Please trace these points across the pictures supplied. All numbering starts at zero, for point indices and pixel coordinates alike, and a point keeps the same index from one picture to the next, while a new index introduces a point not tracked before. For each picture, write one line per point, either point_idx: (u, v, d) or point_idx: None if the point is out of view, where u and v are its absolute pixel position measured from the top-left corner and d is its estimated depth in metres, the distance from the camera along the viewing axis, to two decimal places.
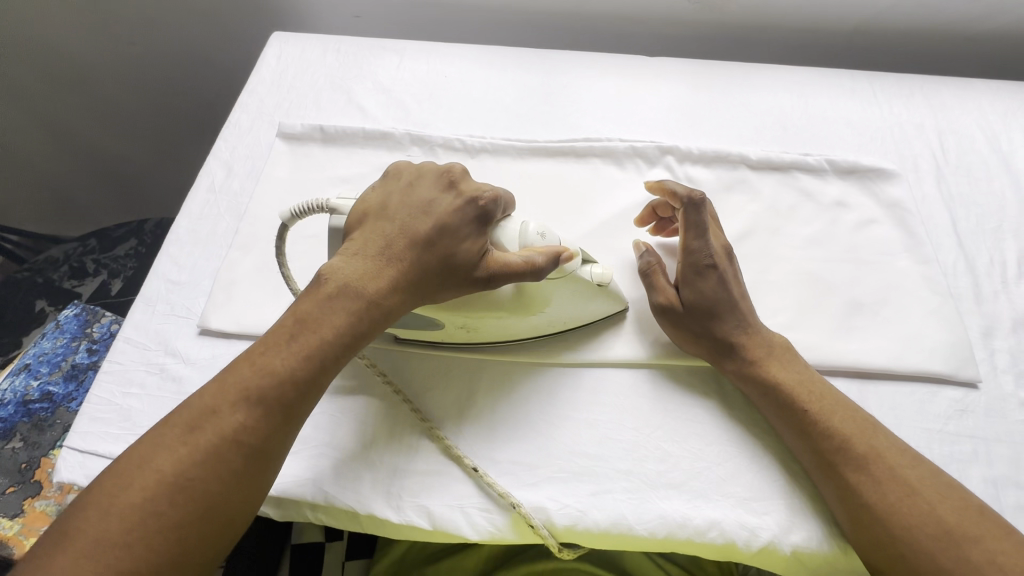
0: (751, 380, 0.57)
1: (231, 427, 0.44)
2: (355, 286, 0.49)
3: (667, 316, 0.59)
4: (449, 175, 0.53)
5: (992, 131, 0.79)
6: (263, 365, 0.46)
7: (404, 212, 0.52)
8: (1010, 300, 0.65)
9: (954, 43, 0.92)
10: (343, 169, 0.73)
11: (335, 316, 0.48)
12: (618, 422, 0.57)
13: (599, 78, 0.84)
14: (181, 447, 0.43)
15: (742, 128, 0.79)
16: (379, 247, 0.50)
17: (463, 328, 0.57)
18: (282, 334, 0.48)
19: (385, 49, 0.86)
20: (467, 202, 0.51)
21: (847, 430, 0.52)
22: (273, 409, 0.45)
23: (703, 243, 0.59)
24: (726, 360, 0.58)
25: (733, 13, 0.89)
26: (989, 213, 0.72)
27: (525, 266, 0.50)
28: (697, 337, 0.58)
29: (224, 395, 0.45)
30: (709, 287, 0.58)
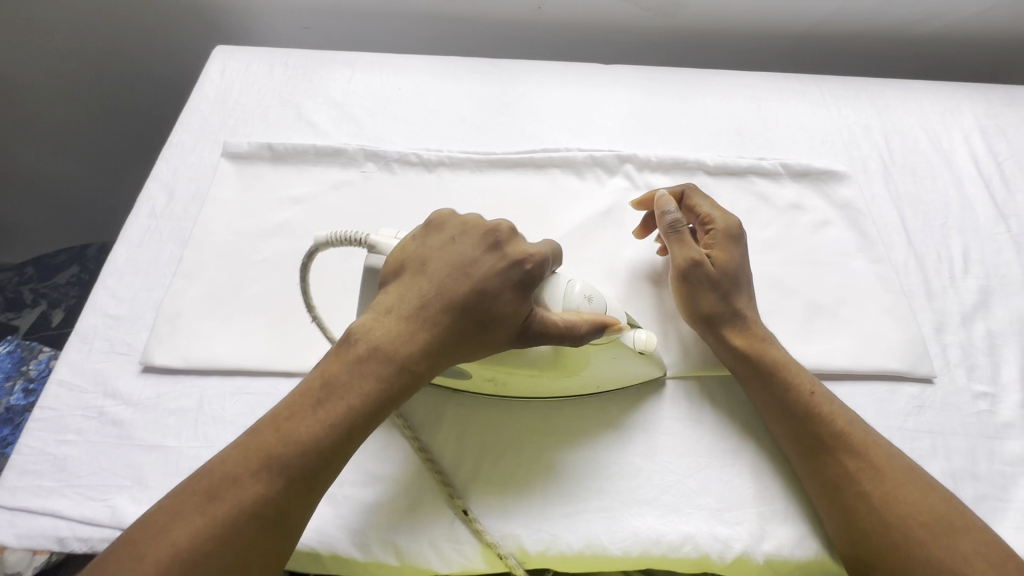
0: (756, 356, 0.56)
1: (250, 500, 0.41)
2: (385, 349, 0.46)
3: (691, 272, 0.58)
4: (495, 233, 0.48)
5: (934, 129, 0.81)
6: (288, 436, 0.43)
7: (444, 271, 0.47)
8: (958, 294, 0.66)
9: (896, 46, 0.94)
10: (292, 187, 0.70)
11: (363, 384, 0.45)
12: (587, 440, 0.55)
13: (555, 87, 0.83)
14: (198, 517, 0.40)
15: (699, 134, 0.79)
16: (413, 306, 0.46)
17: (490, 381, 0.54)
18: (310, 397, 0.45)
19: (335, 63, 0.83)
20: (513, 263, 0.47)
21: (843, 419, 0.53)
22: (293, 484, 0.42)
23: (727, 216, 0.62)
24: (734, 337, 0.57)
25: (684, 19, 0.90)
26: (935, 210, 0.73)
27: (566, 330, 0.48)
28: (716, 304, 0.58)
29: (246, 465, 0.42)
30: (733, 255, 0.60)
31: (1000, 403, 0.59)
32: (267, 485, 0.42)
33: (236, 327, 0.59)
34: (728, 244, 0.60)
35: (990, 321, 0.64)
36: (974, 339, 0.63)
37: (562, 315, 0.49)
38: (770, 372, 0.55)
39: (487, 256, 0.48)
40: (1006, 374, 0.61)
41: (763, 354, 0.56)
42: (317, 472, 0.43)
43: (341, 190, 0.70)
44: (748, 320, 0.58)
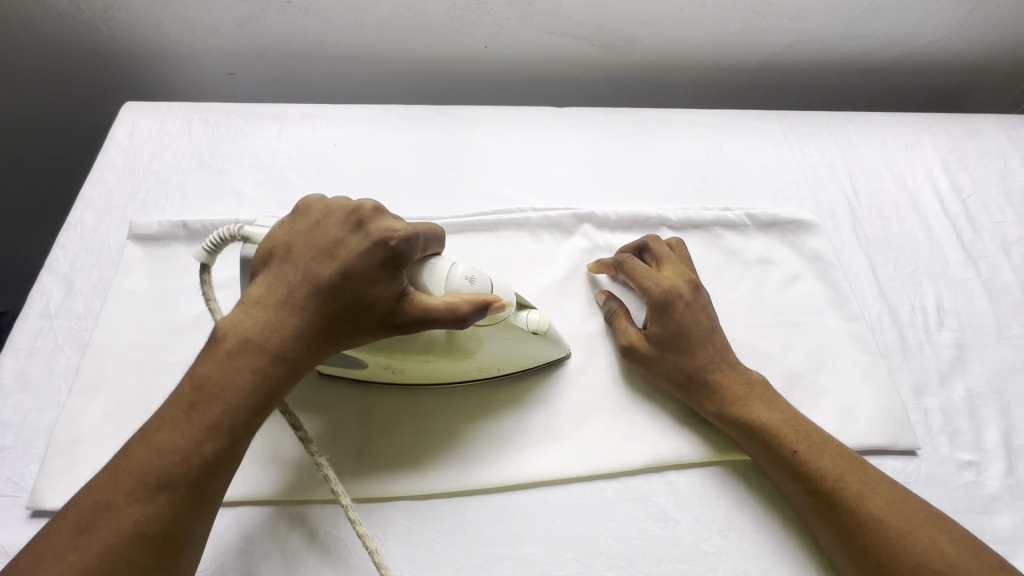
0: (739, 424, 0.53)
1: (127, 525, 0.36)
2: (262, 348, 0.42)
3: (639, 359, 0.57)
4: (358, 212, 0.45)
5: (898, 165, 0.79)
6: (162, 448, 0.38)
7: (310, 253, 0.44)
8: (935, 351, 0.63)
9: (855, 75, 0.92)
10: (213, 270, 0.62)
11: (241, 383, 0.41)
12: (555, 555, 0.49)
13: (506, 135, 0.77)
14: (70, 555, 0.35)
15: (660, 182, 0.74)
16: (284, 296, 0.43)
17: (387, 369, 0.53)
18: (181, 406, 0.40)
19: (263, 117, 0.75)
20: (376, 243, 0.44)
21: (855, 476, 0.49)
22: (178, 497, 0.38)
23: (657, 279, 0.59)
24: (708, 405, 0.55)
25: (639, 54, 0.85)
26: (906, 256, 0.70)
27: (447, 313, 0.44)
28: (670, 376, 0.56)
29: (116, 487, 0.37)
30: (674, 317, 0.57)
31: (985, 472, 0.56)
32: (143, 504, 0.37)
33: None
34: (671, 307, 0.57)
35: (968, 379, 0.61)
36: (954, 401, 0.60)
37: (443, 298, 0.45)
38: (765, 438, 0.52)
39: (351, 237, 0.44)
40: (989, 439, 0.58)
41: (742, 421, 0.53)
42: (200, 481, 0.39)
43: None
44: (716, 375, 0.55)
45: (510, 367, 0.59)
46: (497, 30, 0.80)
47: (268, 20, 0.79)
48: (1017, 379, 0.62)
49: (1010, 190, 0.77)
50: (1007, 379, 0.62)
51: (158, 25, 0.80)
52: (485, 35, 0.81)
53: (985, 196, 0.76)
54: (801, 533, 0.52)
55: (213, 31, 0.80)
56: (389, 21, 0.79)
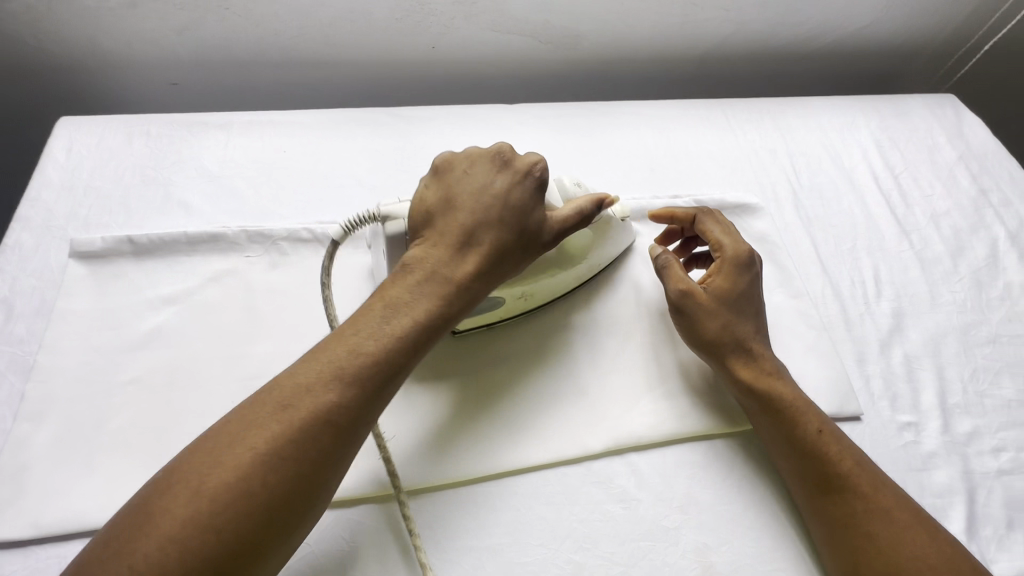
0: (757, 389, 0.55)
1: (324, 406, 0.41)
2: (433, 264, 0.48)
3: (688, 306, 0.58)
4: (503, 154, 0.53)
5: (836, 147, 0.83)
6: (357, 348, 0.43)
7: (472, 193, 0.51)
8: (874, 321, 0.66)
9: (794, 62, 0.95)
10: (163, 284, 0.60)
11: (413, 293, 0.47)
12: (522, 543, 0.51)
13: (457, 134, 0.78)
14: (274, 426, 0.40)
15: (612, 174, 0.76)
16: (453, 228, 0.50)
17: (520, 298, 0.60)
18: (370, 316, 0.45)
19: (208, 127, 0.74)
20: (526, 177, 0.52)
21: (846, 456, 0.52)
22: (368, 392, 0.43)
23: (732, 241, 0.61)
24: (738, 369, 0.56)
25: (586, 49, 0.87)
26: (845, 232, 0.74)
27: (578, 216, 0.54)
28: (721, 327, 0.57)
29: (317, 374, 0.42)
30: (738, 284, 0.59)
31: (923, 432, 0.59)
32: (342, 392, 0.41)
33: (102, 473, 0.50)
34: (738, 274, 0.59)
35: (905, 345, 0.65)
36: (894, 366, 0.63)
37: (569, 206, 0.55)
38: (777, 410, 0.54)
39: (501, 175, 0.52)
40: (926, 400, 0.61)
41: (766, 388, 0.55)
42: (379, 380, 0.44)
43: (222, 282, 0.61)
44: (752, 347, 0.57)
45: (499, 360, 0.60)
46: (443, 30, 0.81)
47: (208, 27, 0.77)
48: (950, 342, 0.66)
49: (937, 166, 0.82)
50: (941, 343, 0.65)
51: (91, 36, 0.77)
52: (432, 36, 0.82)
53: (915, 173, 0.81)
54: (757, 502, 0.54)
55: (151, 41, 0.78)
56: (334, 25, 0.79)
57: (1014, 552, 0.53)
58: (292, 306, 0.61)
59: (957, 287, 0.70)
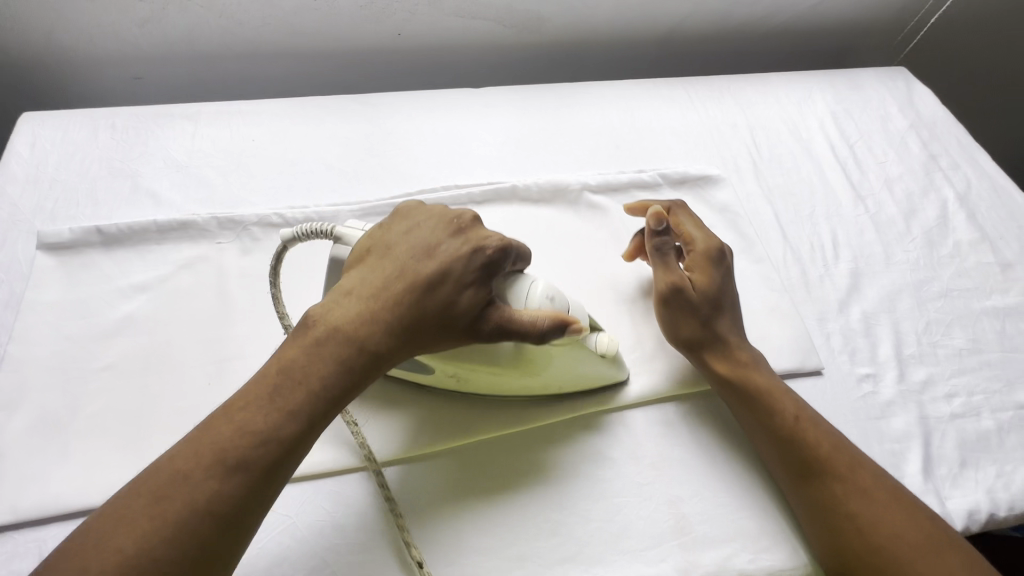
0: (731, 381, 0.56)
1: (201, 499, 0.38)
2: (346, 330, 0.45)
3: (671, 300, 0.58)
4: (460, 222, 0.49)
5: (793, 119, 0.86)
6: (247, 426, 0.41)
7: (407, 256, 0.47)
8: (833, 281, 0.69)
9: (752, 41, 0.98)
10: (134, 273, 0.61)
11: (316, 374, 0.43)
12: (500, 505, 0.52)
13: (425, 118, 0.79)
14: (145, 520, 0.37)
15: (579, 152, 0.78)
16: (376, 289, 0.46)
17: (453, 377, 0.53)
18: (267, 388, 0.42)
19: (174, 118, 0.74)
20: (474, 251, 0.47)
21: (823, 440, 0.53)
22: (252, 474, 0.40)
23: (709, 236, 0.63)
24: (713, 362, 0.57)
25: (550, 32, 0.89)
26: (804, 200, 0.77)
27: (529, 326, 0.47)
28: (701, 323, 0.58)
29: (197, 459, 0.39)
30: (717, 280, 0.60)
31: (881, 382, 0.62)
32: (223, 479, 0.39)
33: (80, 457, 0.50)
34: (711, 268, 0.60)
35: (863, 303, 0.68)
36: (852, 323, 0.66)
37: (525, 313, 0.47)
38: (753, 398, 0.55)
39: (449, 241, 0.48)
40: (883, 353, 0.64)
41: (739, 379, 0.56)
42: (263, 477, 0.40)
43: (194, 268, 0.62)
44: (730, 344, 0.58)
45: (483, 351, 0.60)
46: (408, 16, 0.82)
47: (170, 19, 0.77)
48: (905, 298, 0.69)
49: (889, 135, 0.85)
50: (896, 299, 0.69)
51: (49, 31, 0.76)
52: (397, 22, 0.82)
53: (868, 142, 0.84)
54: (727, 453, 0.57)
55: (111, 34, 0.77)
56: (298, 13, 0.79)
57: (967, 488, 0.56)
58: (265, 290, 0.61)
59: (910, 247, 0.73)
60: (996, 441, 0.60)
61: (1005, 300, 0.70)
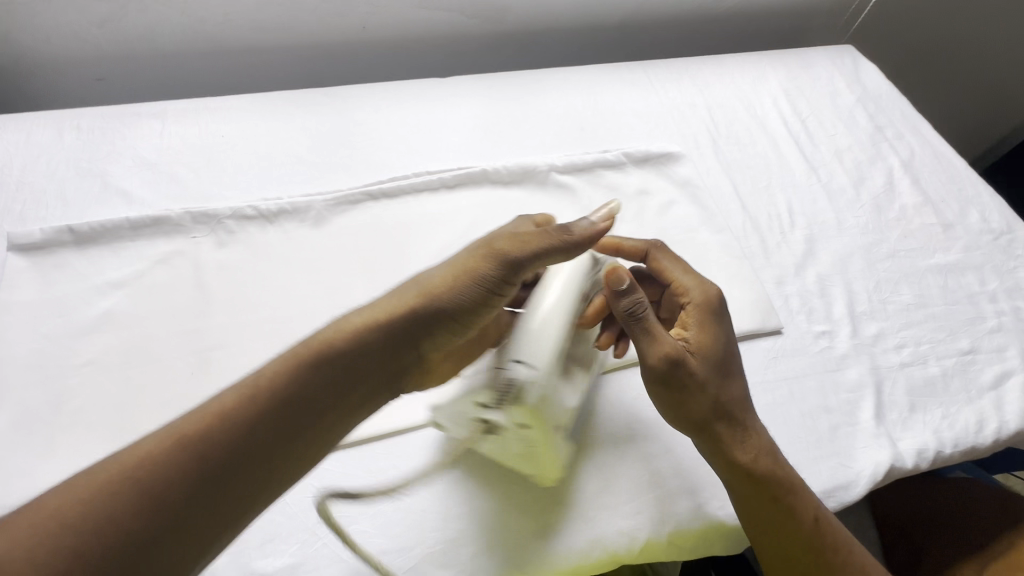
0: (748, 468, 0.50)
1: (171, 442, 0.36)
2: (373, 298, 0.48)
3: (673, 375, 0.51)
4: None
5: (748, 97, 0.90)
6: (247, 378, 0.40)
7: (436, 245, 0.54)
8: (790, 248, 0.73)
9: (708, 25, 1.02)
10: (109, 270, 0.61)
11: (336, 327, 0.45)
12: (484, 470, 0.54)
13: (393, 108, 0.80)
14: (99, 470, 0.34)
15: (545, 135, 0.80)
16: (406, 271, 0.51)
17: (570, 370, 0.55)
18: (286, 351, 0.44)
19: (141, 117, 0.74)
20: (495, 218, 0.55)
21: (842, 545, 0.49)
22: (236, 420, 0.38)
23: (699, 281, 0.57)
24: (729, 446, 0.51)
25: (512, 21, 0.91)
26: (761, 173, 0.80)
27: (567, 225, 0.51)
28: (705, 393, 0.51)
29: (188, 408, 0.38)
30: (719, 340, 0.54)
31: (836, 337, 0.67)
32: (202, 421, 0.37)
33: (67, 450, 0.51)
34: (710, 325, 0.55)
35: (818, 266, 0.72)
36: (808, 285, 0.70)
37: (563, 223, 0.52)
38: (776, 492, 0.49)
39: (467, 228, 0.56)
40: (837, 311, 0.69)
41: (763, 465, 0.50)
42: (250, 428, 0.38)
43: (170, 263, 0.62)
44: (744, 424, 0.51)
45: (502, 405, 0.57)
46: (372, 9, 0.83)
47: (131, 18, 0.77)
48: (856, 260, 0.73)
49: (839, 109, 0.90)
50: (849, 261, 0.73)
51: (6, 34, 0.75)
52: (361, 16, 0.84)
53: (819, 116, 0.89)
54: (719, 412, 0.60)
55: (70, 33, 0.77)
56: (260, 9, 0.79)
57: (916, 429, 0.61)
58: (243, 280, 0.62)
59: (860, 212, 0.78)
60: (941, 385, 0.64)
61: (947, 257, 0.75)
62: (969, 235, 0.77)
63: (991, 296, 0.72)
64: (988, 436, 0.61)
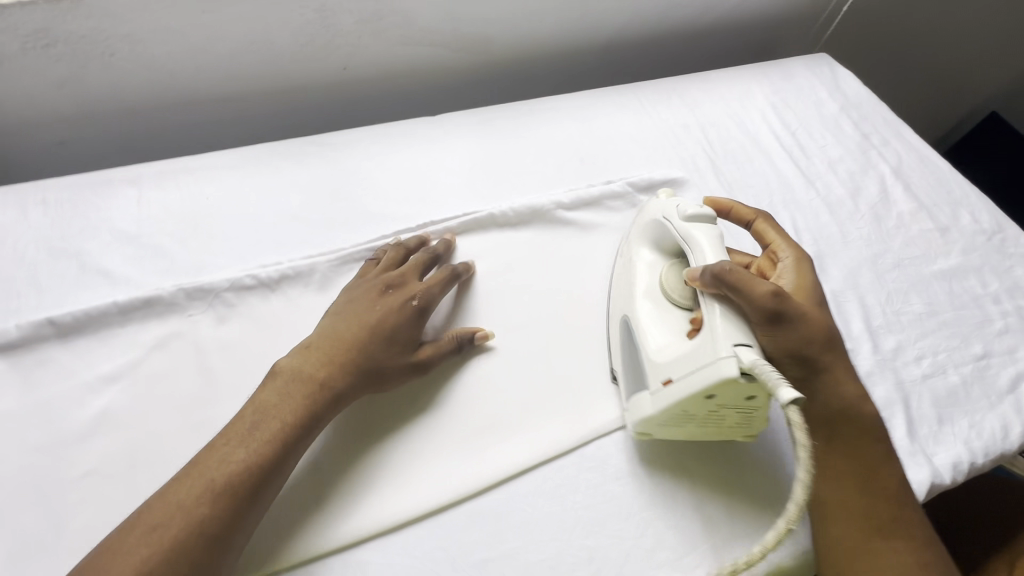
0: (846, 408, 0.53)
1: (196, 522, 0.43)
2: (306, 374, 0.53)
3: (798, 312, 0.51)
4: (390, 279, 0.60)
5: (738, 113, 0.90)
6: (232, 457, 0.47)
7: (361, 309, 0.58)
8: None
9: (688, 41, 1.02)
10: (99, 363, 0.55)
11: (287, 407, 0.50)
12: (536, 541, 0.52)
13: (385, 152, 0.77)
14: (144, 548, 0.41)
15: (546, 170, 0.78)
16: (331, 345, 0.55)
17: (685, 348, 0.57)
18: (244, 428, 0.49)
19: (114, 184, 0.68)
20: (406, 303, 0.58)
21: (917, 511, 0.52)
22: (240, 496, 0.45)
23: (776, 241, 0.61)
24: (834, 380, 0.53)
25: (496, 51, 0.89)
26: (762, 191, 0.81)
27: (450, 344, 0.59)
28: (815, 327, 0.53)
29: (192, 484, 0.45)
30: (805, 282, 0.57)
31: (859, 355, 0.67)
32: (216, 501, 0.44)
33: None
34: (803, 271, 0.58)
35: (830, 283, 0.73)
36: None
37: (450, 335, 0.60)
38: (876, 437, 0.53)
39: (385, 297, 0.59)
40: (856, 328, 0.69)
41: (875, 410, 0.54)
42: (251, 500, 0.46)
43: (167, 347, 0.57)
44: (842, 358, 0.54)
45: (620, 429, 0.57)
46: (352, 49, 0.80)
47: (92, 77, 0.71)
48: (865, 272, 0.74)
49: (825, 119, 0.92)
50: (858, 275, 0.74)
51: None
52: (341, 56, 0.80)
53: (808, 128, 0.90)
54: (795, 458, 0.59)
55: (21, 98, 0.70)
56: (234, 57, 0.75)
57: (948, 442, 0.62)
58: (251, 358, 0.58)
59: (861, 223, 0.79)
60: (963, 394, 0.65)
61: (949, 261, 0.76)
62: (965, 237, 0.79)
63: (994, 297, 0.74)
64: (1013, 441, 0.63)
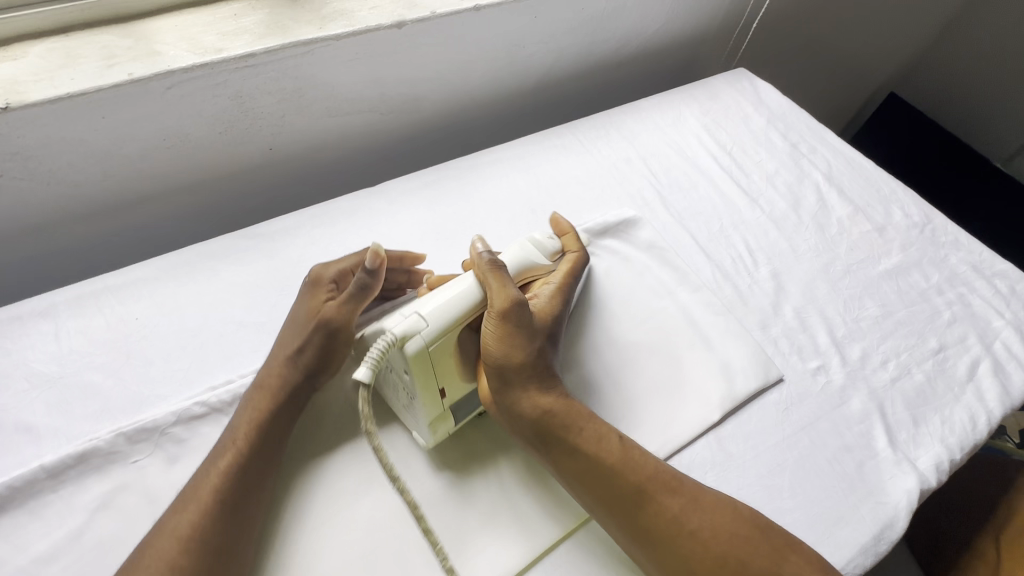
0: (537, 411, 0.53)
1: (181, 528, 0.46)
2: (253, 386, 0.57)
3: (506, 315, 0.54)
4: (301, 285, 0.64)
5: (674, 139, 0.92)
6: (206, 467, 0.50)
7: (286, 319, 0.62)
8: (761, 287, 0.75)
9: (614, 72, 1.04)
10: (33, 542, 0.48)
11: (245, 414, 0.54)
12: None
13: (328, 234, 0.72)
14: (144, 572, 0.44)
15: (499, 227, 0.76)
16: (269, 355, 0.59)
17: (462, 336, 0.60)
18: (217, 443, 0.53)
19: (23, 321, 0.60)
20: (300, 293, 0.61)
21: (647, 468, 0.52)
22: (216, 497, 0.48)
23: (569, 278, 0.66)
24: (527, 393, 0.54)
25: (428, 110, 0.86)
26: (711, 216, 0.82)
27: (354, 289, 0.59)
28: (531, 339, 0.56)
29: (180, 498, 0.48)
30: (554, 313, 0.61)
31: (830, 370, 0.68)
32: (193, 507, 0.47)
33: None
34: (555, 301, 0.62)
35: (791, 300, 0.74)
36: (789, 321, 0.72)
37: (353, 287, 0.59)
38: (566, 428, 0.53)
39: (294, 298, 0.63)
40: (822, 342, 0.71)
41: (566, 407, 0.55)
42: (231, 501, 0.48)
43: (113, 506, 0.51)
44: (542, 376, 0.55)
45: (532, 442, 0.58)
46: (276, 130, 0.75)
47: None
48: (820, 284, 0.76)
49: (755, 134, 0.95)
50: (814, 287, 0.76)
51: None
52: (265, 138, 0.75)
53: (741, 145, 0.93)
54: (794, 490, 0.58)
55: None
56: (146, 155, 0.69)
57: (926, 444, 0.64)
58: None
59: (807, 235, 0.82)
60: (930, 391, 0.68)
61: (891, 260, 0.80)
62: (900, 234, 0.84)
63: (937, 288, 0.78)
64: (982, 430, 0.66)
